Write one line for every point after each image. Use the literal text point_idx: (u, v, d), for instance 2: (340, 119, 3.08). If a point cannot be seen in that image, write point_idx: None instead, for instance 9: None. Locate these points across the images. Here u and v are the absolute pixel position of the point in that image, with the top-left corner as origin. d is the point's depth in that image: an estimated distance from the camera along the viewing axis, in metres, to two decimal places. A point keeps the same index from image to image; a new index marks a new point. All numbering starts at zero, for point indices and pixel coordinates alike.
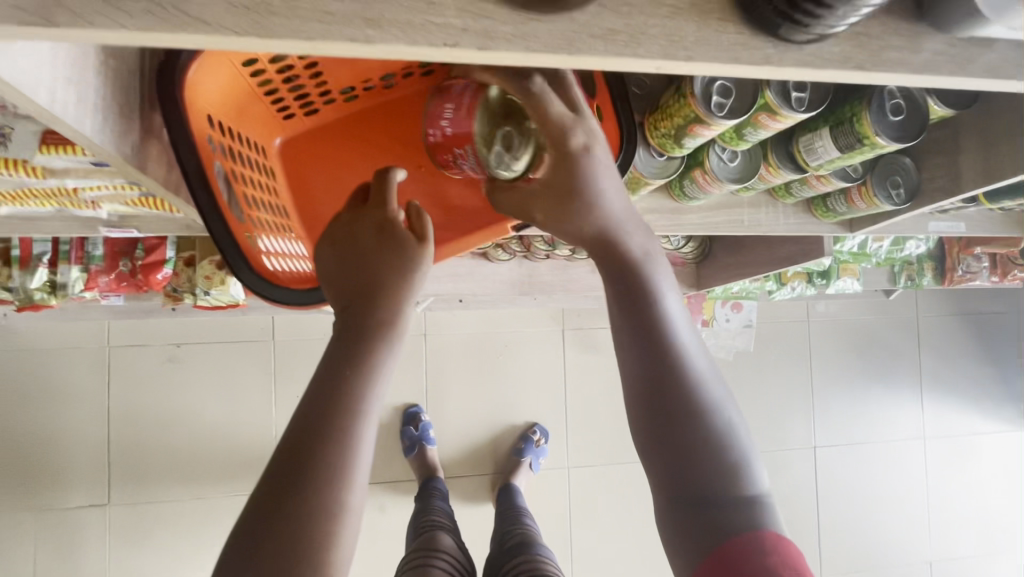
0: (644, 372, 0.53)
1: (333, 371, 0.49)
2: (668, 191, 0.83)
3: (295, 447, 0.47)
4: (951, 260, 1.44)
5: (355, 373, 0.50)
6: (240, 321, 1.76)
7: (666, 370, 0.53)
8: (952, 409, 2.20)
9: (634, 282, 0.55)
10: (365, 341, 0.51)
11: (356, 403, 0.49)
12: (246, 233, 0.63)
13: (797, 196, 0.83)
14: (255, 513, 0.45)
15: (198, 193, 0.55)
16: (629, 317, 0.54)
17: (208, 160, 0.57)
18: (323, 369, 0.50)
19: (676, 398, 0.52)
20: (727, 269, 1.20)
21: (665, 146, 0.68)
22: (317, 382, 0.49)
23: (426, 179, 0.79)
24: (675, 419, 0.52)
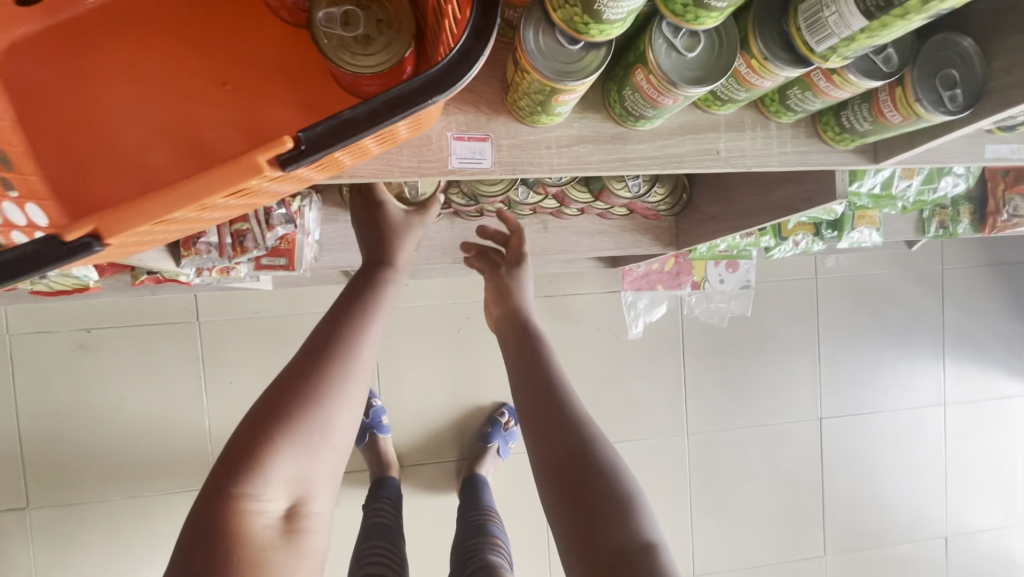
0: (523, 379, 0.73)
1: (347, 301, 0.70)
2: (605, 108, 0.56)
3: (314, 355, 0.64)
4: (994, 201, 1.16)
5: (371, 304, 0.70)
6: (158, 300, 1.53)
7: (538, 375, 0.73)
8: (978, 371, 1.95)
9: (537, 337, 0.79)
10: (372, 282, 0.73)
11: (365, 325, 0.68)
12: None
13: (799, 111, 0.56)
14: (271, 392, 0.62)
15: None
16: (532, 365, 0.75)
17: None
18: (340, 302, 0.70)
19: (550, 394, 0.70)
20: (710, 222, 0.94)
21: (575, 26, 0.42)
22: (342, 313, 0.69)
23: (230, 102, 0.51)
24: (546, 415, 0.69)
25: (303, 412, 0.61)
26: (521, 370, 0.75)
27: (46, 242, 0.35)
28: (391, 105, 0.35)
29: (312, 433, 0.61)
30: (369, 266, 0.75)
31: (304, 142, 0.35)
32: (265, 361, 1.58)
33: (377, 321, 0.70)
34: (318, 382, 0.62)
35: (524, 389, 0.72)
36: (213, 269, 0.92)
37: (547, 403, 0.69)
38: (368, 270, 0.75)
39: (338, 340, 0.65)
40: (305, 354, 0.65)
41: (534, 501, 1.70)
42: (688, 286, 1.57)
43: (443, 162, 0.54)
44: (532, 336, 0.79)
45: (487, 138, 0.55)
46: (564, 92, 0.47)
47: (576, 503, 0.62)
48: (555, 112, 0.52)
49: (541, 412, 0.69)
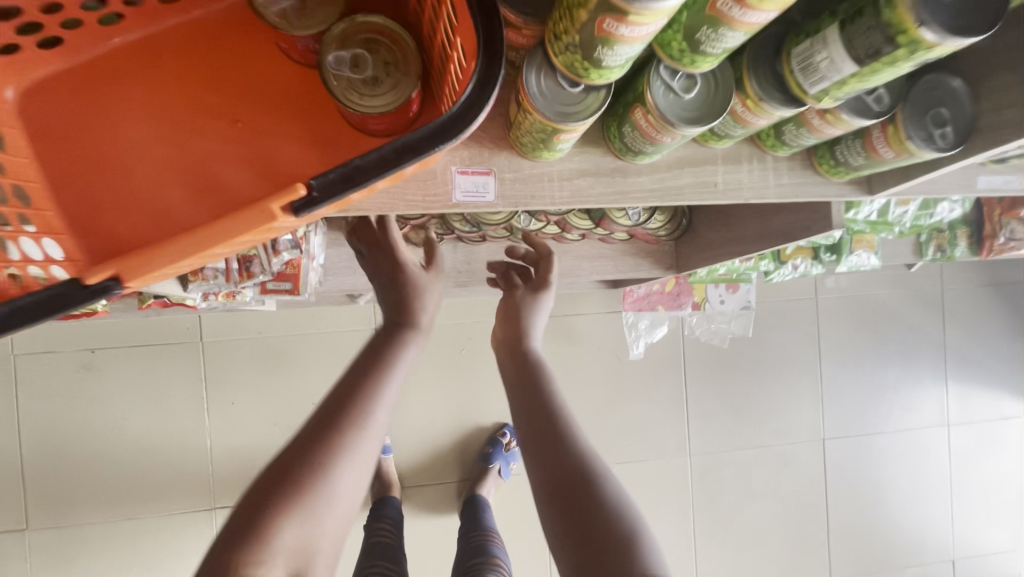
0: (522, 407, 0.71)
1: (369, 352, 0.64)
2: (605, 142, 0.58)
3: (330, 409, 0.58)
4: (991, 225, 1.17)
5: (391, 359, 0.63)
6: (161, 321, 1.54)
7: (539, 405, 0.70)
8: (980, 392, 1.95)
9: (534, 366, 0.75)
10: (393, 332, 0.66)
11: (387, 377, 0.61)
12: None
13: (793, 145, 0.57)
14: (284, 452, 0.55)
15: None
16: (530, 395, 0.71)
17: None
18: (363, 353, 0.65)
19: (550, 425, 0.67)
20: (710, 247, 0.95)
21: (576, 70, 0.44)
22: (362, 366, 0.63)
23: (241, 139, 0.52)
24: (548, 446, 0.66)
25: (317, 474, 0.53)
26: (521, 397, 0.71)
27: (70, 288, 0.38)
28: (400, 151, 0.37)
29: (319, 504, 0.53)
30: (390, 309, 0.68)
31: (316, 189, 0.37)
32: (267, 381, 1.58)
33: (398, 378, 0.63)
34: (334, 440, 0.55)
35: (526, 417, 0.69)
36: (219, 293, 0.93)
37: (548, 433, 0.67)
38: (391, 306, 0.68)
39: (358, 393, 0.59)
40: (321, 408, 0.58)
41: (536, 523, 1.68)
42: (689, 307, 1.55)
43: (447, 196, 0.56)
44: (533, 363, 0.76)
45: (490, 172, 0.56)
46: (564, 130, 0.49)
47: (584, 542, 0.59)
48: (555, 148, 0.53)
49: (541, 441, 0.66)
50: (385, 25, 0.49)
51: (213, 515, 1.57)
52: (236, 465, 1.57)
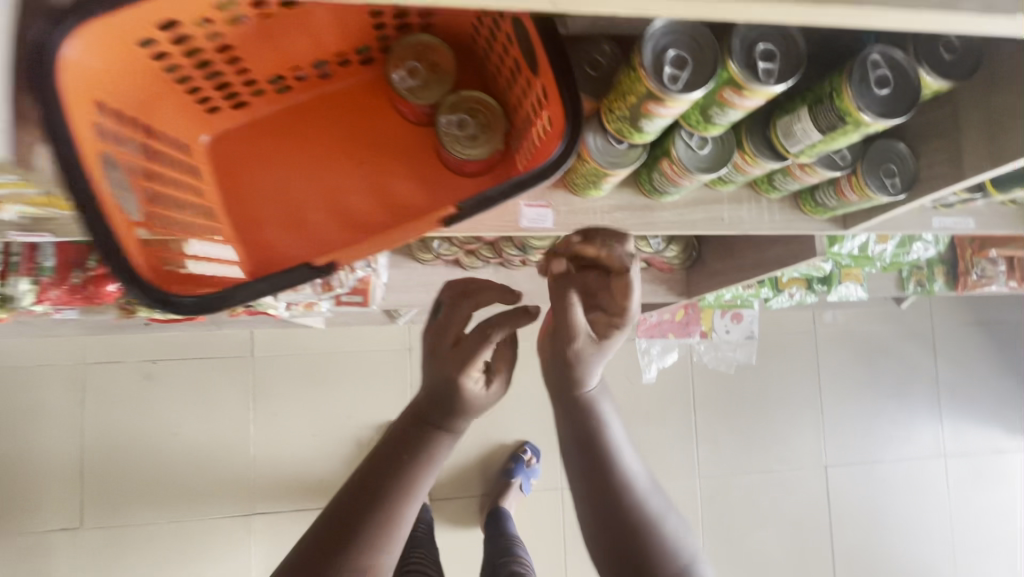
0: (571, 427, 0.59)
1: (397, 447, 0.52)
2: (637, 184, 0.76)
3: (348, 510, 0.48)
4: (964, 264, 1.34)
5: (429, 456, 0.52)
6: (218, 336, 1.70)
7: (591, 429, 0.59)
8: (974, 426, 2.06)
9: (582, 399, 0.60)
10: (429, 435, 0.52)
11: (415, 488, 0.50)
12: (141, 228, 0.53)
13: (782, 189, 0.75)
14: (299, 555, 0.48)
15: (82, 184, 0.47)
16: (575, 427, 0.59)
17: (94, 147, 0.49)
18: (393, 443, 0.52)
19: (600, 448, 0.58)
20: (717, 275, 1.11)
21: (623, 132, 0.61)
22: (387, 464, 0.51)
23: (368, 176, 0.70)
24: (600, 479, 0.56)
25: None
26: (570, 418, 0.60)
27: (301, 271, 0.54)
28: (518, 186, 0.54)
29: None
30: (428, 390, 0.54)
31: (461, 209, 0.54)
32: (309, 394, 1.73)
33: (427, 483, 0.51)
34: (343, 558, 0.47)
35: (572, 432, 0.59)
36: (300, 304, 1.09)
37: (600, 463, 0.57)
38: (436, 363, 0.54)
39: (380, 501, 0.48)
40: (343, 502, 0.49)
41: (552, 538, 1.78)
42: (697, 335, 1.71)
43: (516, 222, 0.73)
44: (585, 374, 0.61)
45: (547, 206, 0.74)
46: (608, 174, 0.67)
47: None
48: (601, 187, 0.71)
49: (591, 475, 0.57)
50: (482, 98, 0.68)
51: (252, 521, 1.67)
52: (276, 472, 1.69)
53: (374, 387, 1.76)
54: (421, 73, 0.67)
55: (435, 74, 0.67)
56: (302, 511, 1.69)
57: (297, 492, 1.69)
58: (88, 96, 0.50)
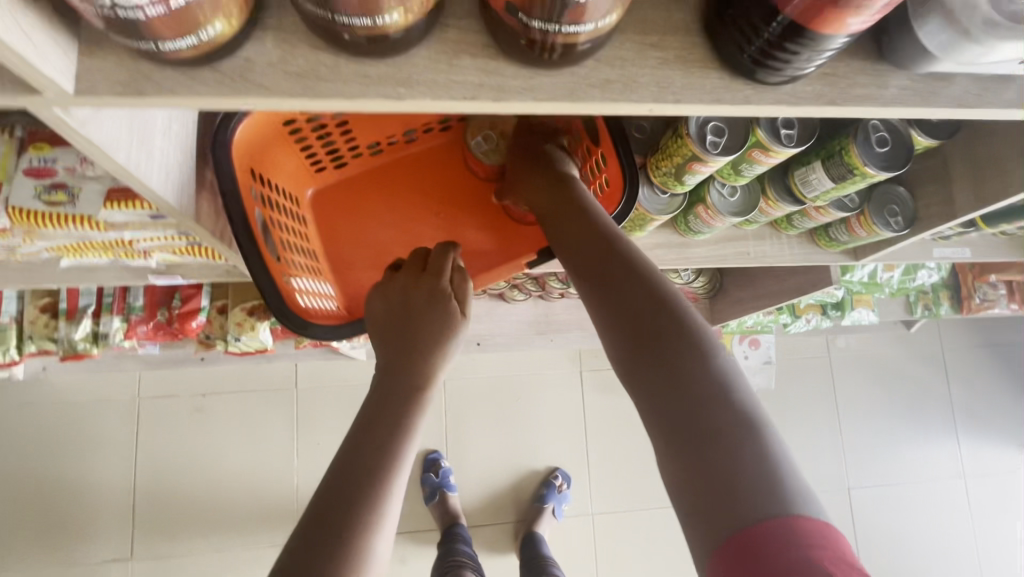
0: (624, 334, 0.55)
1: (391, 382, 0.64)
2: (674, 226, 0.88)
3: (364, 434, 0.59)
4: (966, 288, 1.44)
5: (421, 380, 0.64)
6: (265, 370, 1.80)
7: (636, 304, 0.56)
8: (991, 445, 2.11)
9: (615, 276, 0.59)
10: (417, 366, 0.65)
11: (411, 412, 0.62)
12: (282, 272, 0.69)
13: (799, 227, 0.87)
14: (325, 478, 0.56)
15: (243, 240, 0.62)
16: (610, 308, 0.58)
17: (250, 207, 0.65)
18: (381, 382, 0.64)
19: (653, 320, 0.55)
20: (740, 302, 1.22)
21: (667, 184, 0.73)
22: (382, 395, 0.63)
23: (445, 225, 0.85)
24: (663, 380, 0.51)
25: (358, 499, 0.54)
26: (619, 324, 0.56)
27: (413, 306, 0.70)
28: None
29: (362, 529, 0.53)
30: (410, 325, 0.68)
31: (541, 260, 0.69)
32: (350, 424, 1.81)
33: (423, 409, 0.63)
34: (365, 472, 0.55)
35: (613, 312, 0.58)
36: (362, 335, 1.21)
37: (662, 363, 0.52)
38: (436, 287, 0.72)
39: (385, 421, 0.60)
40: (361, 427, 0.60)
41: (584, 564, 1.83)
42: None
43: None
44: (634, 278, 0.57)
45: None
46: (651, 217, 0.79)
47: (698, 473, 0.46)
48: (644, 227, 0.83)
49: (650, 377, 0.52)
50: None
51: None
52: None
53: None
54: (493, 139, 0.80)
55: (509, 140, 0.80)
56: None
57: None
58: (246, 167, 0.65)
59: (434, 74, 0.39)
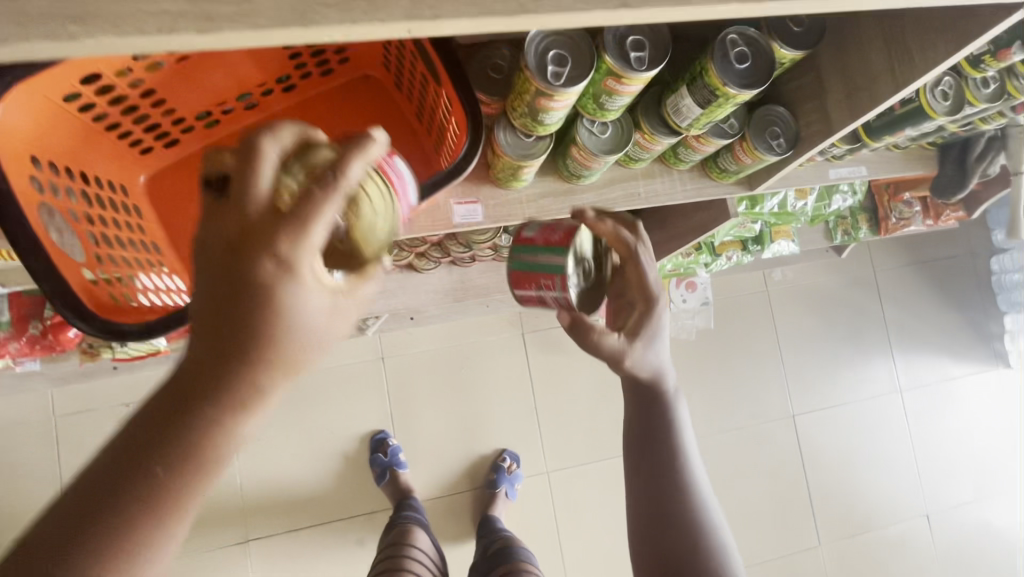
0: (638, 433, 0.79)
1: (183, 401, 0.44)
2: (557, 171, 0.82)
3: (145, 462, 0.43)
4: (883, 209, 1.45)
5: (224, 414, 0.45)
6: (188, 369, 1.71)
7: (663, 440, 0.78)
8: (924, 358, 2.20)
9: (651, 400, 0.80)
10: (214, 386, 0.44)
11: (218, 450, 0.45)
12: (100, 271, 0.60)
13: (688, 160, 0.82)
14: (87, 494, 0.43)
15: (17, 235, 0.51)
16: (642, 417, 0.80)
17: (31, 200, 0.53)
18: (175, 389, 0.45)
19: (678, 473, 0.76)
20: (655, 247, 1.19)
21: (528, 127, 0.67)
22: (177, 419, 0.44)
23: None
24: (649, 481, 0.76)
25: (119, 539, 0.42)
26: (647, 458, 0.78)
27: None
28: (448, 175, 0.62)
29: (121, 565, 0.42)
30: (141, 465, 0.43)
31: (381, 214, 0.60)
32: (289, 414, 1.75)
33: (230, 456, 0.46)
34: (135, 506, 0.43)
35: (648, 429, 0.79)
36: None
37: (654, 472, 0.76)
38: (217, 393, 0.44)
39: (170, 460, 0.43)
40: (138, 447, 0.44)
41: (543, 521, 1.86)
42: None
43: (449, 221, 0.79)
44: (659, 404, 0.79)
45: (477, 201, 0.80)
46: (527, 165, 0.72)
47: None
48: (523, 177, 0.77)
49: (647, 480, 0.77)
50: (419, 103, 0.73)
51: (249, 548, 1.67)
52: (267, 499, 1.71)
53: (353, 400, 1.79)
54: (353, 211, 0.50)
55: (632, 301, 0.79)
56: (295, 531, 1.71)
57: (288, 513, 1.71)
58: (24, 153, 0.54)
59: (115, 4, 0.31)
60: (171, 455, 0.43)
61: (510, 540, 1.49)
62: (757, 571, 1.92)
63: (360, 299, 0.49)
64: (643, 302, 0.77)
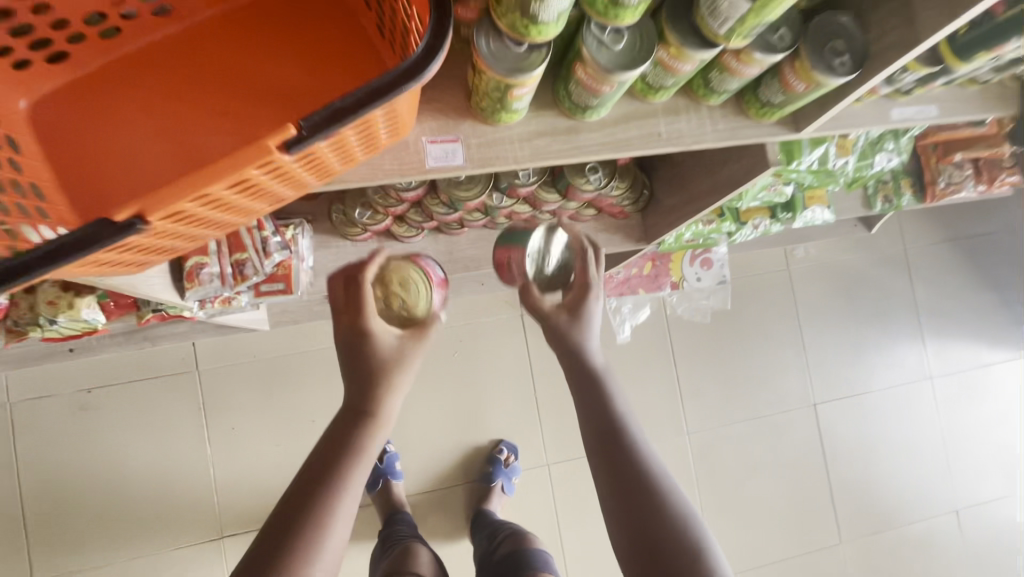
0: (589, 428, 0.70)
1: (335, 431, 0.62)
2: (557, 103, 0.66)
3: (312, 479, 0.58)
4: (930, 172, 1.28)
5: (367, 434, 0.62)
6: (156, 351, 1.57)
7: (603, 399, 0.70)
8: (957, 343, 2.03)
9: (586, 365, 0.74)
10: (355, 419, 0.62)
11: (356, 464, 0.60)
12: None
13: (722, 92, 0.66)
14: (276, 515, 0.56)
15: None
16: (576, 380, 0.73)
17: None
18: (330, 429, 0.63)
19: (620, 426, 0.68)
20: (672, 212, 1.02)
21: (517, 31, 0.50)
22: (331, 444, 0.61)
23: (232, 123, 0.58)
24: (625, 491, 0.64)
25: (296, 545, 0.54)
26: (590, 420, 0.70)
27: (99, 227, 0.42)
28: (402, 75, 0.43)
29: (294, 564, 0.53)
30: (301, 489, 0.57)
31: (305, 128, 0.43)
32: (267, 401, 1.62)
33: (363, 470, 0.60)
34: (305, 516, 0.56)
35: (583, 396, 0.72)
36: (215, 300, 0.96)
37: (634, 501, 0.63)
38: (342, 425, 0.62)
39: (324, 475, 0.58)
40: (304, 477, 0.58)
41: (543, 516, 1.73)
42: (668, 287, 1.63)
43: (420, 163, 0.63)
44: (611, 422, 0.69)
45: (457, 139, 0.64)
46: (517, 85, 0.55)
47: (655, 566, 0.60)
48: (513, 107, 0.60)
49: (631, 516, 0.63)
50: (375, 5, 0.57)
51: (222, 544, 1.57)
52: (243, 492, 1.59)
53: (336, 386, 1.65)
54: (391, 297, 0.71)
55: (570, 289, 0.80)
56: None
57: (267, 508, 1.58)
58: None
59: None
60: (328, 464, 0.59)
61: (519, 541, 1.31)
62: (773, 571, 1.79)
63: (427, 338, 0.69)
64: (577, 290, 0.79)
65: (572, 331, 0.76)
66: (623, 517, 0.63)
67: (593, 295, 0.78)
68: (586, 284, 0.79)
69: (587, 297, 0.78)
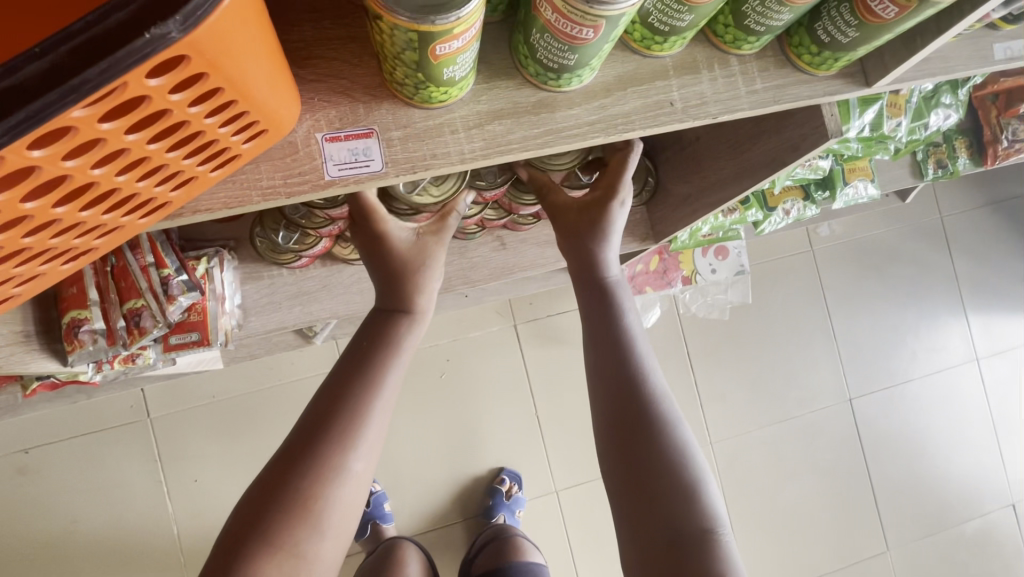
0: (598, 344, 0.62)
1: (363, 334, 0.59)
2: (520, 66, 0.44)
3: (335, 384, 0.56)
4: (990, 128, 1.05)
5: (399, 333, 0.60)
6: (99, 402, 1.37)
7: (613, 316, 0.62)
8: (1005, 318, 1.82)
9: (603, 281, 0.63)
10: (389, 320, 0.60)
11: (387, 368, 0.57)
12: None
13: (765, 32, 0.45)
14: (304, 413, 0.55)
15: None
16: (588, 294, 0.64)
17: None
18: (361, 332, 0.60)
19: (627, 343, 0.60)
20: (685, 203, 0.80)
21: None
22: (357, 350, 0.58)
23: None
24: (622, 420, 0.58)
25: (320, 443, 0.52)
26: (598, 337, 0.62)
27: None
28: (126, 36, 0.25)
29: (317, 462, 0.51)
30: (330, 388, 0.56)
31: None
32: (232, 447, 1.42)
33: (393, 375, 0.57)
34: (330, 420, 0.53)
35: (589, 303, 0.63)
36: (114, 359, 0.76)
37: (626, 438, 0.57)
38: (372, 326, 0.60)
39: (347, 381, 0.55)
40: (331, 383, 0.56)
41: (554, 550, 1.53)
42: (678, 283, 1.42)
43: (316, 172, 0.42)
44: (619, 344, 0.60)
45: (371, 132, 0.42)
46: (440, 37, 0.33)
47: (647, 498, 0.55)
48: (442, 76, 0.38)
49: (620, 454, 0.57)
50: None
51: None
52: None
53: None
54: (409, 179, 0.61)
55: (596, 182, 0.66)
56: None
57: None
58: None
59: None
60: (349, 371, 0.56)
61: (497, 556, 1.29)
62: None
63: (444, 229, 0.62)
64: (602, 189, 0.64)
65: (598, 238, 0.64)
66: (619, 449, 0.58)
67: (620, 205, 0.64)
68: (616, 187, 0.64)
69: (612, 203, 0.64)
